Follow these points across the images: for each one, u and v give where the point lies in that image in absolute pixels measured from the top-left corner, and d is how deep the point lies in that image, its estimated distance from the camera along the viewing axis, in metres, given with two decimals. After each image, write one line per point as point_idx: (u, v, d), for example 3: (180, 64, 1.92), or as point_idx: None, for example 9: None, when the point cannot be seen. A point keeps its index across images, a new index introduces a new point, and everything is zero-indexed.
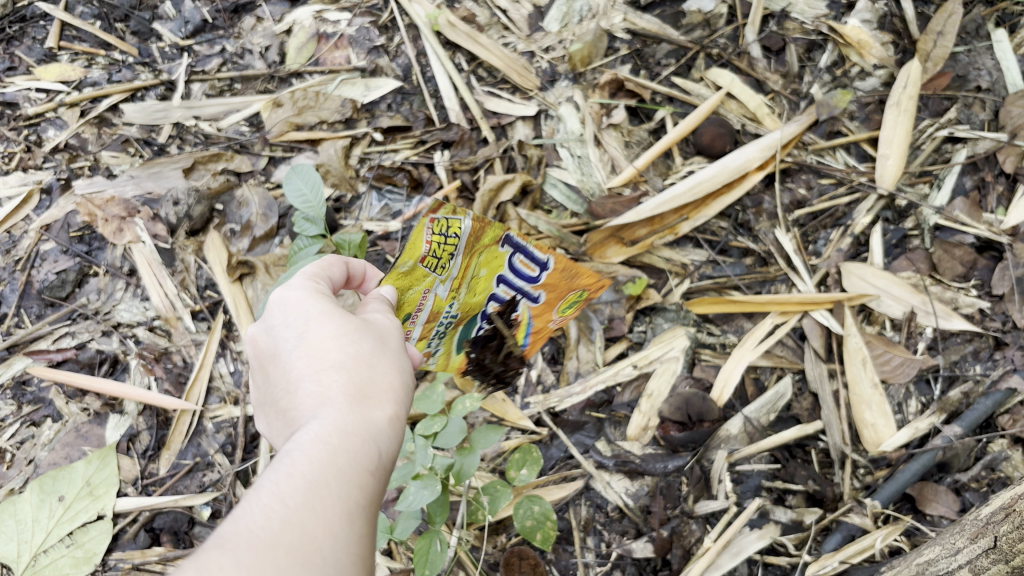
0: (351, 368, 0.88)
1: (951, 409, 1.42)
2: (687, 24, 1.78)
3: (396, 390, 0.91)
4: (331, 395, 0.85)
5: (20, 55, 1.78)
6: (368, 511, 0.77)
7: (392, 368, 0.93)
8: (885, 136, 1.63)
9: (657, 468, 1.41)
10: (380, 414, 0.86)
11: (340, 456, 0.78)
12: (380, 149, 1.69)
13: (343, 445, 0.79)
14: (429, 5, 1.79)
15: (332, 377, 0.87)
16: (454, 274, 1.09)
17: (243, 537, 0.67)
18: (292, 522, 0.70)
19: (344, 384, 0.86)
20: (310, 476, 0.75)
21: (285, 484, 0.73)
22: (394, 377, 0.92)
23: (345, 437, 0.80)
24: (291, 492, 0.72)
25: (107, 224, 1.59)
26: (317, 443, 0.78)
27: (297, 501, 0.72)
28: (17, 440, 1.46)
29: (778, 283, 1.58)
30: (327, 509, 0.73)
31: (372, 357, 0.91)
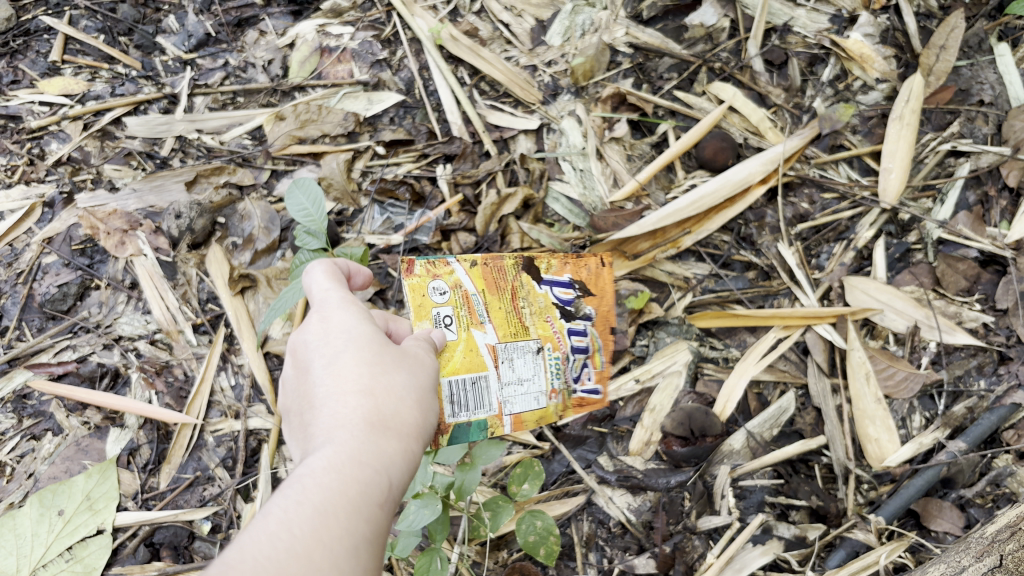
0: (376, 398, 0.88)
1: (955, 424, 1.43)
2: (690, 38, 1.78)
3: (415, 426, 0.91)
4: (351, 420, 0.85)
5: (23, 68, 1.77)
6: (375, 546, 0.77)
7: (414, 402, 0.93)
8: (888, 150, 1.62)
9: (660, 483, 1.40)
10: (397, 448, 0.86)
11: (353, 486, 0.78)
12: (382, 162, 1.69)
13: (357, 474, 0.79)
14: (432, 19, 1.79)
15: (351, 402, 0.87)
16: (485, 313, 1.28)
17: (249, 564, 0.67)
18: (299, 552, 0.69)
19: (363, 413, 0.86)
20: (321, 504, 0.74)
21: (294, 511, 0.73)
22: (417, 415, 0.92)
23: (361, 466, 0.80)
24: (301, 520, 0.72)
25: (109, 238, 1.58)
26: (332, 469, 0.78)
27: (304, 529, 0.71)
28: (18, 454, 1.45)
29: (781, 297, 1.58)
30: (335, 539, 0.72)
31: (398, 388, 0.92)
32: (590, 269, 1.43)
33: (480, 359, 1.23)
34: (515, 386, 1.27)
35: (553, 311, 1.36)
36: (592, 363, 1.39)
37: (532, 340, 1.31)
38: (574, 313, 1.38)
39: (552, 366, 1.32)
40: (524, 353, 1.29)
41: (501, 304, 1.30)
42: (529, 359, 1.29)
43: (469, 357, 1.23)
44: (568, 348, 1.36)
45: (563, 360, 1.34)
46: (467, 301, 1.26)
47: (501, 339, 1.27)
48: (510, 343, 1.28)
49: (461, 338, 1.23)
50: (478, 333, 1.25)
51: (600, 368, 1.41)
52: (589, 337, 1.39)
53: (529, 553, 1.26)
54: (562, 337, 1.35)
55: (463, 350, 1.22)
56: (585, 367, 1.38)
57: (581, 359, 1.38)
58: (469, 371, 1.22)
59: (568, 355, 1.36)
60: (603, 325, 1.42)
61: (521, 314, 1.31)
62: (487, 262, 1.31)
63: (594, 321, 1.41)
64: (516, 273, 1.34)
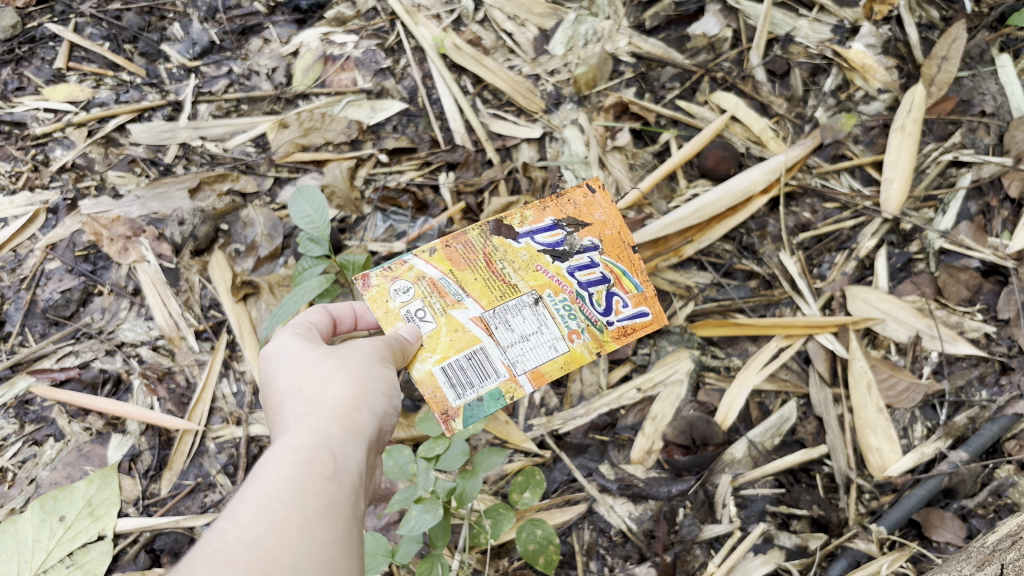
0: (305, 396, 0.98)
1: (957, 434, 1.43)
2: (692, 48, 1.79)
3: (356, 400, 0.99)
4: (292, 424, 0.94)
5: (28, 75, 1.78)
6: (325, 522, 0.83)
7: (348, 380, 1.01)
8: (890, 160, 1.63)
9: (661, 492, 1.41)
10: (333, 425, 0.94)
11: (293, 476, 0.85)
12: (385, 170, 1.70)
13: (298, 466, 0.86)
14: (435, 28, 1.80)
15: (292, 410, 0.96)
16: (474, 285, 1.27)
17: (199, 561, 0.74)
18: (247, 540, 0.77)
19: (305, 418, 0.94)
20: (264, 493, 0.82)
21: (240, 509, 0.80)
22: (351, 389, 1.00)
23: (297, 453, 0.88)
24: (244, 512, 0.80)
25: (112, 244, 1.59)
26: (275, 467, 0.86)
27: (248, 519, 0.79)
28: (19, 460, 1.45)
29: (783, 306, 1.58)
30: (279, 517, 0.80)
31: (330, 381, 1.00)
32: (575, 202, 1.36)
33: (469, 337, 1.24)
34: (521, 344, 1.26)
35: (543, 259, 1.32)
36: (617, 288, 1.34)
37: (525, 295, 1.29)
38: (570, 252, 1.33)
39: (563, 312, 1.29)
40: (523, 311, 1.27)
41: (476, 274, 1.28)
42: (531, 314, 1.28)
43: (455, 338, 1.23)
44: (574, 285, 1.31)
45: (572, 295, 1.31)
46: (435, 287, 1.26)
47: (486, 307, 1.26)
48: (502, 309, 1.27)
49: (439, 324, 1.24)
50: (459, 312, 1.25)
51: (633, 291, 1.35)
52: (601, 271, 1.33)
53: (530, 561, 1.25)
54: (565, 282, 1.31)
55: (447, 334, 1.23)
56: (610, 296, 1.33)
57: (599, 287, 1.33)
58: (461, 352, 1.23)
59: (581, 291, 1.31)
60: (615, 248, 1.35)
61: (504, 276, 1.29)
62: (448, 243, 1.29)
63: (601, 248, 1.34)
64: (484, 240, 1.31)
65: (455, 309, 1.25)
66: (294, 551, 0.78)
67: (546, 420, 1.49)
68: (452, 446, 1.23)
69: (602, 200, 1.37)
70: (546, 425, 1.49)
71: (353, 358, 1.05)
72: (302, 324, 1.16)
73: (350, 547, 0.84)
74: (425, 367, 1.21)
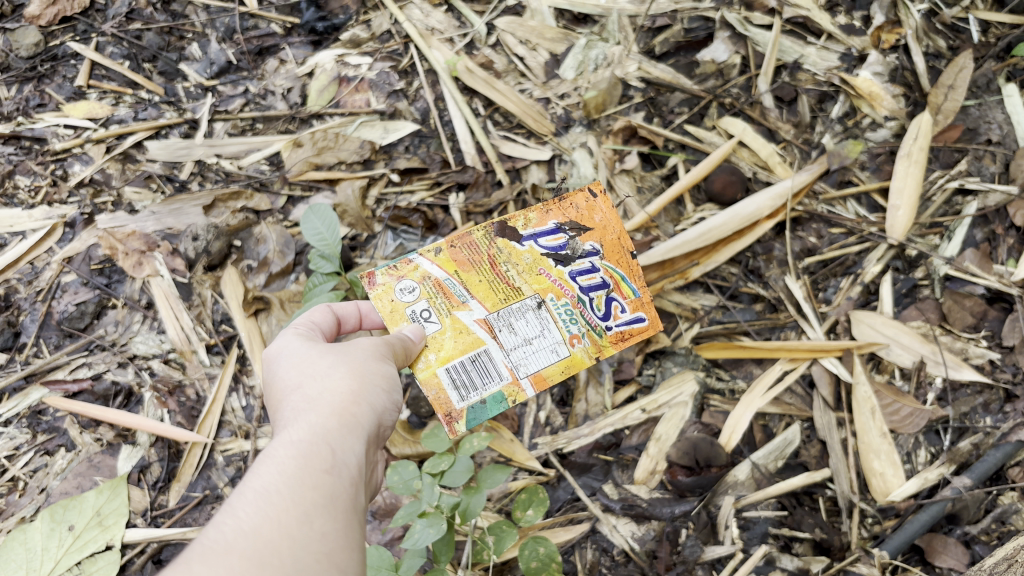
0: (305, 393, 1.00)
1: (960, 460, 1.44)
2: (701, 74, 1.81)
3: (354, 396, 1.01)
4: (290, 420, 0.96)
5: (50, 92, 1.81)
6: (325, 511, 0.85)
7: (345, 376, 1.03)
8: (896, 187, 1.65)
9: (664, 512, 1.42)
10: (331, 420, 0.95)
11: (291, 466, 0.87)
12: (396, 190, 1.73)
13: (294, 457, 0.88)
14: (448, 51, 1.83)
15: (291, 407, 0.98)
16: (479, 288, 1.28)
17: (198, 551, 0.76)
18: (244, 530, 0.78)
19: (307, 412, 0.96)
20: (262, 484, 0.84)
21: (238, 501, 0.82)
22: (350, 385, 1.02)
23: (294, 446, 0.90)
24: (242, 505, 0.81)
25: (127, 258, 1.62)
26: (271, 460, 0.88)
27: (247, 509, 0.81)
28: (31, 469, 1.48)
29: (788, 330, 1.59)
30: (277, 506, 0.81)
31: (328, 377, 1.02)
32: (577, 206, 1.37)
33: (474, 339, 1.25)
34: (524, 348, 1.28)
35: (546, 262, 1.33)
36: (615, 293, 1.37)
37: (528, 298, 1.30)
38: (573, 256, 1.35)
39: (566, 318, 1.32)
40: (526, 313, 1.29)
41: (481, 276, 1.30)
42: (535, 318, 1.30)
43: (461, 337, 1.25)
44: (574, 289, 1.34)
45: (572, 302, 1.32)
46: (441, 288, 1.27)
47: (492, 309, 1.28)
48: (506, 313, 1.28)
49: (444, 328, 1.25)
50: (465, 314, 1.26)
51: (632, 297, 1.38)
52: (602, 277, 1.36)
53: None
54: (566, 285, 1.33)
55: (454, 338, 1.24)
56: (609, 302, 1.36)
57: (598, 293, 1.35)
58: (466, 355, 1.24)
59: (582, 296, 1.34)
60: (615, 253, 1.38)
61: (508, 279, 1.31)
62: (453, 243, 1.30)
63: (601, 253, 1.37)
64: (488, 242, 1.32)
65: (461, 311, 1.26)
66: (293, 538, 0.80)
67: (551, 439, 1.51)
68: (457, 462, 1.25)
69: (603, 204, 1.38)
70: (551, 444, 1.50)
71: (351, 356, 1.06)
72: (306, 323, 1.18)
73: (351, 537, 0.86)
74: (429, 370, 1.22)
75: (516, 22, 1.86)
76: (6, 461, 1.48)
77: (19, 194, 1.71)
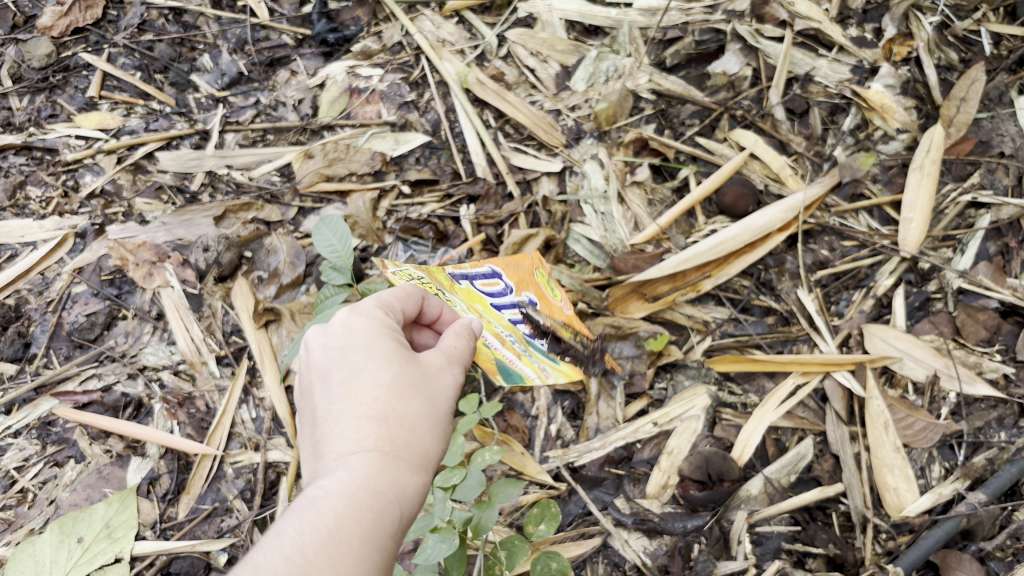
0: (388, 413, 0.96)
1: (975, 475, 1.43)
2: (712, 86, 1.80)
3: (432, 452, 0.99)
4: (365, 442, 0.93)
5: (62, 103, 1.82)
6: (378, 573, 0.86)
7: (433, 425, 1.00)
8: (908, 200, 1.64)
9: (677, 527, 1.41)
10: (411, 476, 0.94)
11: (364, 514, 0.87)
12: (407, 202, 1.72)
13: (366, 501, 0.88)
14: (459, 63, 1.83)
15: (368, 425, 0.95)
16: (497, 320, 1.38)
17: None
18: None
19: (381, 437, 0.94)
20: (332, 530, 0.84)
21: (307, 537, 0.83)
22: (433, 437, 0.99)
23: (376, 500, 0.88)
24: (312, 548, 0.82)
25: (138, 269, 1.62)
26: (343, 496, 0.87)
27: (317, 558, 0.81)
28: (40, 480, 1.47)
29: (800, 343, 1.58)
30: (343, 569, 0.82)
31: (416, 410, 0.98)
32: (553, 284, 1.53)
33: (486, 269, 1.45)
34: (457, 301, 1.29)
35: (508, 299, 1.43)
36: (558, 373, 1.38)
37: (506, 321, 1.41)
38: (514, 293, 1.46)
39: (552, 286, 1.54)
40: (517, 269, 1.50)
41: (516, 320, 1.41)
42: (525, 270, 1.50)
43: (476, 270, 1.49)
44: (537, 372, 1.33)
45: (518, 378, 1.28)
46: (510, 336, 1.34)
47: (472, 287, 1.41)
48: (506, 263, 1.49)
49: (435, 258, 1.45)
50: (444, 279, 1.34)
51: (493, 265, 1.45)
52: (547, 322, 1.46)
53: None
54: (559, 310, 1.50)
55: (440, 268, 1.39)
56: (562, 355, 1.46)
57: (556, 363, 1.41)
58: (472, 269, 1.44)
59: (543, 360, 1.38)
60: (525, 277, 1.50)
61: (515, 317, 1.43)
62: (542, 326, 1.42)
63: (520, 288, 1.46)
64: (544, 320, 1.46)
65: (439, 276, 1.34)
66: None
67: (562, 452, 1.50)
68: (469, 477, 1.23)
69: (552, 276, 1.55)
70: (562, 457, 1.49)
71: (438, 386, 1.03)
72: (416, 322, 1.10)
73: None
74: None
75: (526, 34, 1.86)
76: (16, 472, 1.48)
77: (30, 205, 1.71)
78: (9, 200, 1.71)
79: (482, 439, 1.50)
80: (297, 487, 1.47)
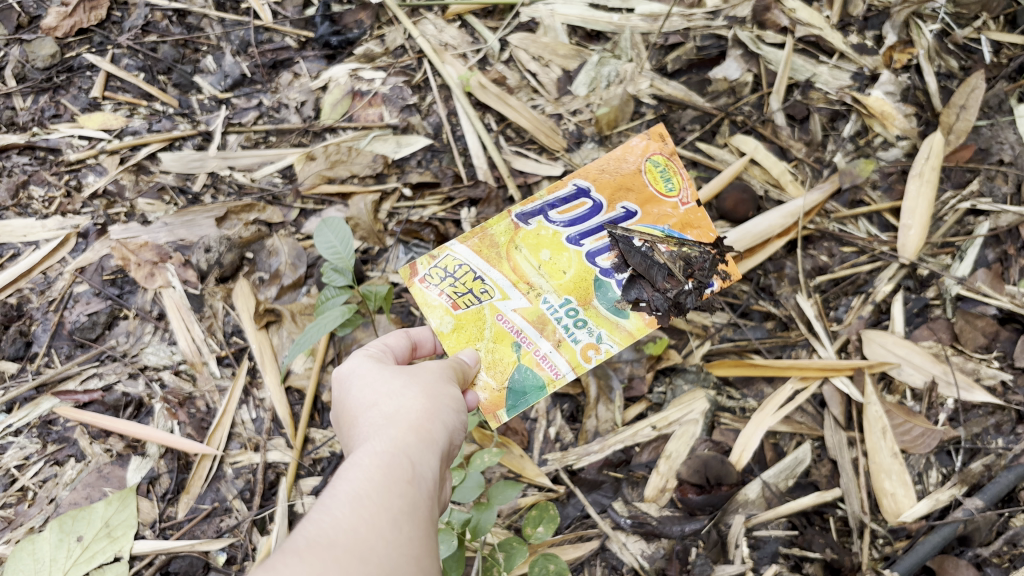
0: (381, 409, 1.03)
1: (972, 481, 1.44)
2: (713, 91, 1.81)
3: (427, 414, 1.04)
4: (369, 434, 0.99)
5: (65, 103, 1.83)
6: (412, 514, 0.89)
7: (418, 396, 1.06)
8: (908, 207, 1.65)
9: (674, 531, 1.42)
10: (413, 434, 0.99)
11: (379, 469, 0.91)
12: (408, 205, 1.74)
13: (378, 459, 0.93)
14: (461, 66, 1.84)
15: (369, 420, 1.02)
16: (538, 289, 1.43)
17: (300, 544, 0.80)
18: (342, 526, 0.83)
19: (380, 419, 1.01)
20: (352, 489, 0.88)
21: (330, 502, 0.86)
22: (423, 404, 1.05)
23: (379, 457, 0.93)
24: (336, 505, 0.86)
25: (139, 269, 1.63)
26: (357, 464, 0.92)
27: (341, 511, 0.85)
28: (40, 479, 1.48)
29: (799, 348, 1.59)
30: (370, 512, 0.85)
31: (403, 393, 1.06)
32: (627, 165, 1.56)
33: (572, 190, 1.54)
34: (525, 258, 1.46)
35: (557, 249, 1.47)
36: (606, 343, 1.41)
37: (576, 267, 1.45)
38: (608, 219, 1.50)
39: (663, 175, 1.55)
40: (618, 172, 1.55)
41: (561, 272, 1.45)
42: (628, 173, 1.55)
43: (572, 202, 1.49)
44: (575, 364, 1.39)
45: (537, 398, 1.36)
46: (540, 322, 1.41)
47: (510, 289, 1.42)
48: (603, 172, 1.56)
49: (476, 271, 1.44)
50: (499, 274, 1.44)
51: (600, 177, 1.55)
52: (640, 237, 1.46)
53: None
54: (654, 214, 1.51)
55: (509, 245, 1.47)
56: (635, 300, 1.42)
57: (619, 322, 1.42)
58: (554, 195, 1.53)
59: (597, 328, 1.42)
60: (612, 187, 1.54)
61: (555, 277, 1.45)
62: (583, 303, 1.43)
63: (628, 213, 1.51)
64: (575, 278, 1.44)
65: (470, 308, 1.40)
66: (385, 544, 0.84)
67: (561, 455, 1.50)
68: (466, 479, 1.24)
69: (637, 164, 1.56)
70: (561, 460, 1.50)
71: (423, 375, 1.12)
72: (379, 347, 1.24)
73: (430, 546, 0.90)
74: (465, 243, 1.47)
75: (529, 38, 1.86)
76: (16, 470, 1.49)
77: (33, 205, 1.72)
78: (13, 199, 1.72)
79: (481, 441, 1.50)
80: (297, 488, 1.48)
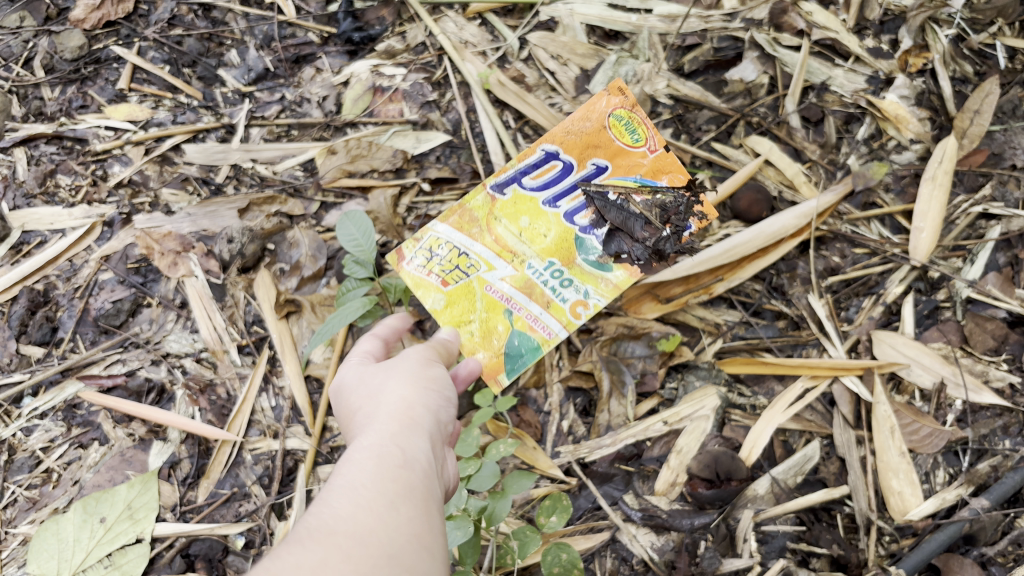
0: (369, 408, 1.07)
1: (979, 481, 1.46)
2: (729, 92, 1.82)
3: (410, 404, 1.06)
4: (361, 430, 1.02)
5: (92, 94, 1.86)
6: (409, 496, 0.92)
7: (400, 387, 1.09)
8: (920, 210, 1.67)
9: (683, 524, 1.44)
10: (399, 424, 1.01)
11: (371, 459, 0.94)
12: (427, 199, 1.76)
13: (369, 451, 0.95)
14: (481, 65, 1.87)
15: (360, 420, 1.06)
16: (522, 259, 1.49)
17: (307, 539, 0.83)
18: (343, 517, 0.86)
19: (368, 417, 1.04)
20: (347, 482, 0.91)
21: (330, 497, 0.90)
22: (405, 393, 1.08)
23: (369, 450, 0.96)
24: (335, 499, 0.89)
25: (163, 258, 1.66)
26: (350, 458, 0.95)
27: (340, 503, 0.88)
28: (65, 461, 1.52)
29: (810, 347, 1.60)
30: (367, 499, 0.88)
31: (384, 388, 1.10)
32: (587, 123, 1.51)
33: (542, 155, 1.52)
34: (504, 227, 1.51)
35: (535, 215, 1.50)
36: (594, 293, 1.47)
37: (556, 229, 1.50)
38: (580, 181, 1.50)
39: (630, 126, 1.50)
40: (583, 132, 1.51)
41: (542, 235, 1.50)
42: (593, 129, 1.51)
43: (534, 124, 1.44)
44: (566, 321, 1.46)
45: (533, 358, 1.45)
46: (528, 288, 1.48)
47: (495, 260, 1.49)
48: (566, 133, 1.51)
49: (460, 247, 1.50)
50: (482, 248, 1.50)
51: (562, 137, 1.51)
52: (614, 191, 1.48)
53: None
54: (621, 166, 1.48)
55: (487, 218, 1.51)
56: (616, 254, 1.46)
57: (603, 276, 1.48)
58: (525, 161, 1.52)
59: (583, 285, 1.48)
60: (576, 146, 1.51)
61: (537, 244, 1.50)
62: (567, 261, 1.49)
63: (600, 167, 1.50)
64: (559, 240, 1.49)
65: (459, 284, 1.48)
66: (384, 525, 0.87)
67: (574, 448, 1.52)
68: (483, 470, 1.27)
69: (596, 121, 1.50)
70: (574, 453, 1.52)
71: (404, 366, 1.16)
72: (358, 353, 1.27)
73: (433, 522, 0.93)
74: (447, 221, 1.52)
75: (548, 37, 1.89)
76: (41, 452, 1.52)
77: (60, 193, 1.76)
78: (41, 188, 1.76)
79: (496, 433, 1.54)
80: (315, 475, 1.51)
